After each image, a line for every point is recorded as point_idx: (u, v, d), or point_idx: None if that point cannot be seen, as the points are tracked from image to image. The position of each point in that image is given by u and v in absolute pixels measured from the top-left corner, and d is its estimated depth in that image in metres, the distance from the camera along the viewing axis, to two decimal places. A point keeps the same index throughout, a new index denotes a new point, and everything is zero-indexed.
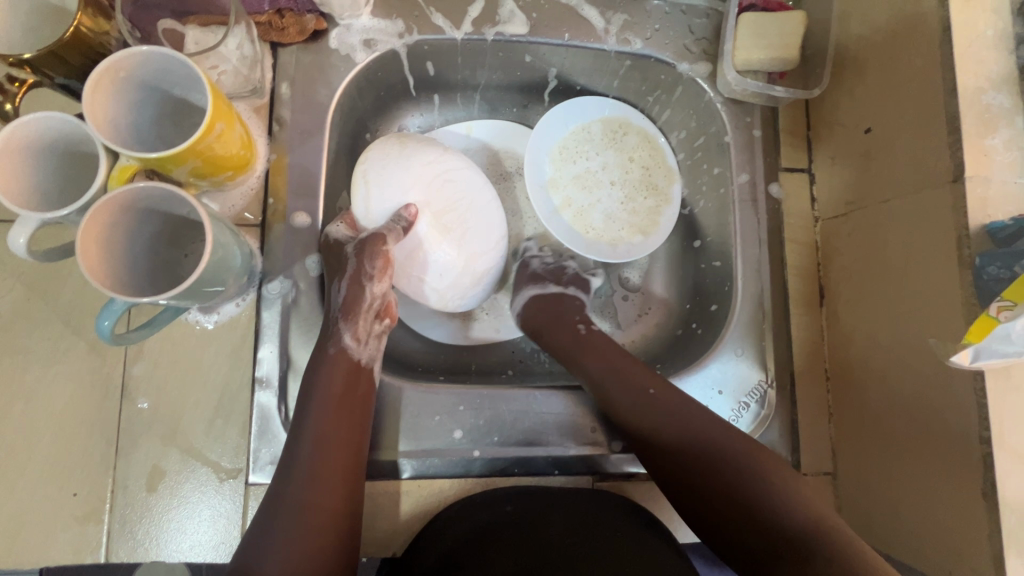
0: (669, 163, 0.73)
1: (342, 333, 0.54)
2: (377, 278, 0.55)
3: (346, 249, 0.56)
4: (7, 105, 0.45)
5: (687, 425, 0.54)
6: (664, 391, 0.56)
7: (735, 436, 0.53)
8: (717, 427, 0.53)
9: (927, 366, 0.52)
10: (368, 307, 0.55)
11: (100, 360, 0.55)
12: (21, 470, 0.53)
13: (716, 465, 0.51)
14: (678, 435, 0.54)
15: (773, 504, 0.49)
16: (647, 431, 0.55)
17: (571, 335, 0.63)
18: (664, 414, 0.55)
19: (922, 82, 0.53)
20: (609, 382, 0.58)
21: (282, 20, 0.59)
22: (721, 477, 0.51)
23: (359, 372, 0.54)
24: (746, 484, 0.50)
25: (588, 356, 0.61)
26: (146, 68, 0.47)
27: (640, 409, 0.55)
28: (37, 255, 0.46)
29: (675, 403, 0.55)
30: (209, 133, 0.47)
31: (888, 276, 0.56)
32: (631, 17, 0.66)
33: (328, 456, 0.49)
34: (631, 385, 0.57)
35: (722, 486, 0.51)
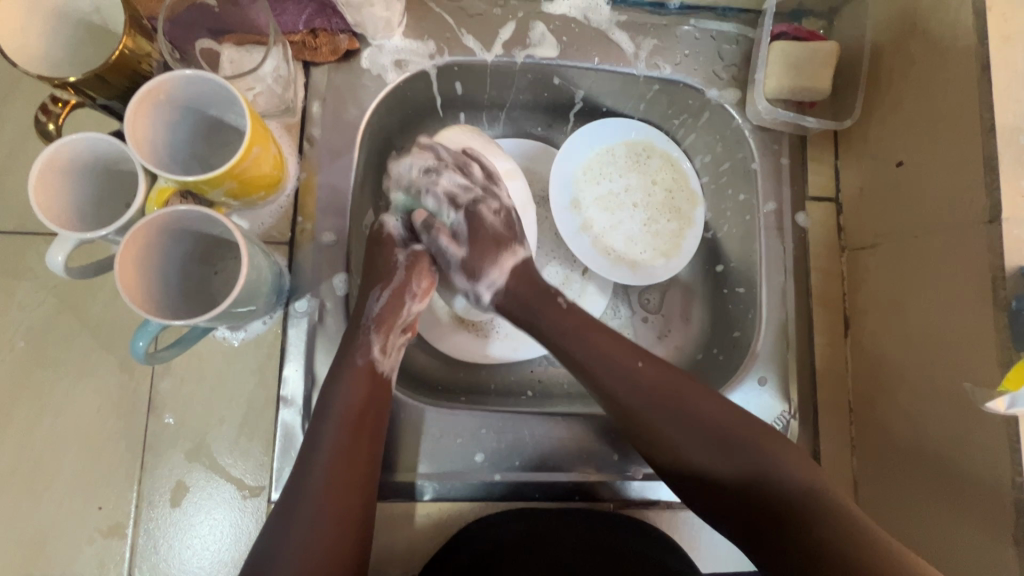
0: (694, 187, 0.73)
1: (372, 344, 0.55)
2: (420, 297, 0.60)
3: (397, 254, 0.60)
4: (49, 125, 0.47)
5: (745, 445, 0.50)
6: (710, 407, 0.52)
7: (791, 454, 0.49)
8: (771, 444, 0.50)
9: (959, 404, 0.51)
10: (402, 319, 0.58)
11: (128, 374, 0.56)
12: (48, 482, 0.54)
13: (782, 488, 0.47)
14: (737, 466, 0.49)
15: (840, 529, 0.45)
16: (701, 467, 0.50)
17: (612, 368, 0.54)
18: (713, 435, 0.51)
19: (958, 119, 0.53)
20: (654, 402, 0.52)
21: (316, 40, 0.59)
22: (789, 500, 0.47)
23: (382, 383, 0.54)
24: (807, 506, 0.46)
25: (624, 379, 0.54)
26: (186, 90, 0.47)
27: (686, 438, 0.51)
28: (75, 273, 0.46)
29: (727, 420, 0.51)
30: (247, 156, 0.48)
31: (919, 311, 0.56)
32: (661, 42, 0.66)
33: (334, 470, 0.48)
34: (678, 404, 0.52)
35: (784, 512, 0.47)
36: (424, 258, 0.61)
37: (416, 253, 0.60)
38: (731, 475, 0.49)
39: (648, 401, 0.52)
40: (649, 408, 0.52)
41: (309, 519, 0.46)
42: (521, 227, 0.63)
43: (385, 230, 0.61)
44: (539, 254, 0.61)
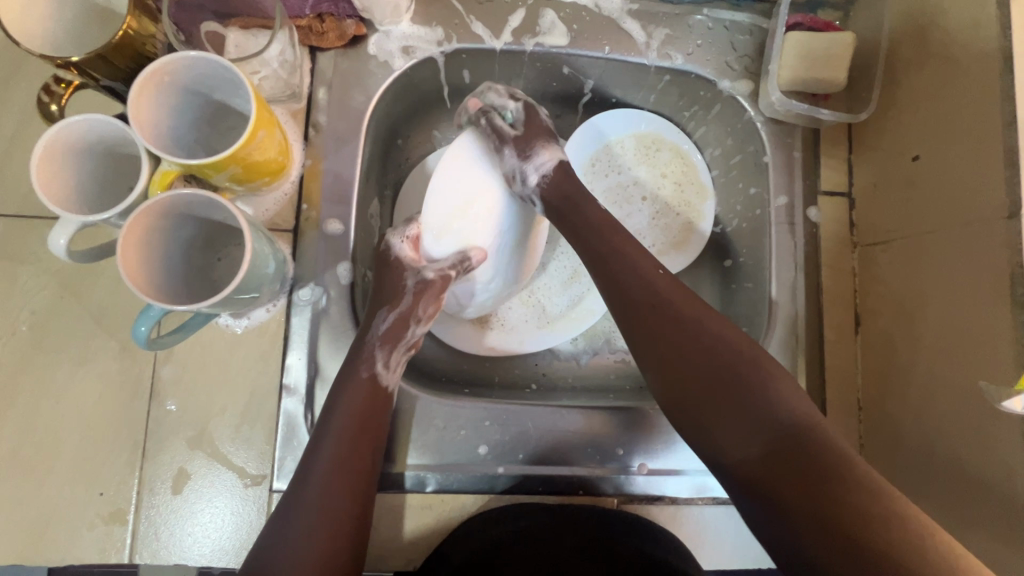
0: (703, 179, 0.72)
1: (376, 360, 0.54)
2: (425, 321, 0.58)
3: (407, 279, 0.57)
4: (53, 106, 0.46)
5: (743, 375, 0.47)
6: (711, 333, 0.50)
7: (789, 386, 0.46)
8: (772, 376, 0.47)
9: (973, 404, 0.51)
10: (406, 340, 0.56)
11: (130, 360, 0.55)
12: (49, 467, 0.54)
13: (766, 413, 0.45)
14: (725, 385, 0.47)
15: (811, 453, 0.42)
16: (691, 382, 0.49)
17: (631, 269, 0.54)
18: (715, 358, 0.49)
19: (977, 112, 0.52)
20: (658, 315, 0.52)
21: (322, 25, 0.59)
22: (771, 425, 0.44)
23: (384, 397, 0.54)
24: (796, 435, 0.43)
25: (632, 279, 0.54)
26: (189, 71, 0.47)
27: (691, 350, 0.50)
28: (76, 256, 0.45)
29: (730, 347, 0.49)
30: (251, 140, 0.47)
31: (932, 308, 0.55)
32: (673, 31, 0.65)
33: (335, 472, 0.48)
34: (678, 319, 0.51)
35: (765, 436, 0.44)
36: (436, 284, 0.57)
37: (426, 280, 0.57)
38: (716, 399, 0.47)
39: (653, 302, 0.52)
40: (650, 306, 0.52)
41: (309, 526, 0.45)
42: (554, 176, 0.59)
43: (393, 253, 0.58)
44: (571, 202, 0.58)
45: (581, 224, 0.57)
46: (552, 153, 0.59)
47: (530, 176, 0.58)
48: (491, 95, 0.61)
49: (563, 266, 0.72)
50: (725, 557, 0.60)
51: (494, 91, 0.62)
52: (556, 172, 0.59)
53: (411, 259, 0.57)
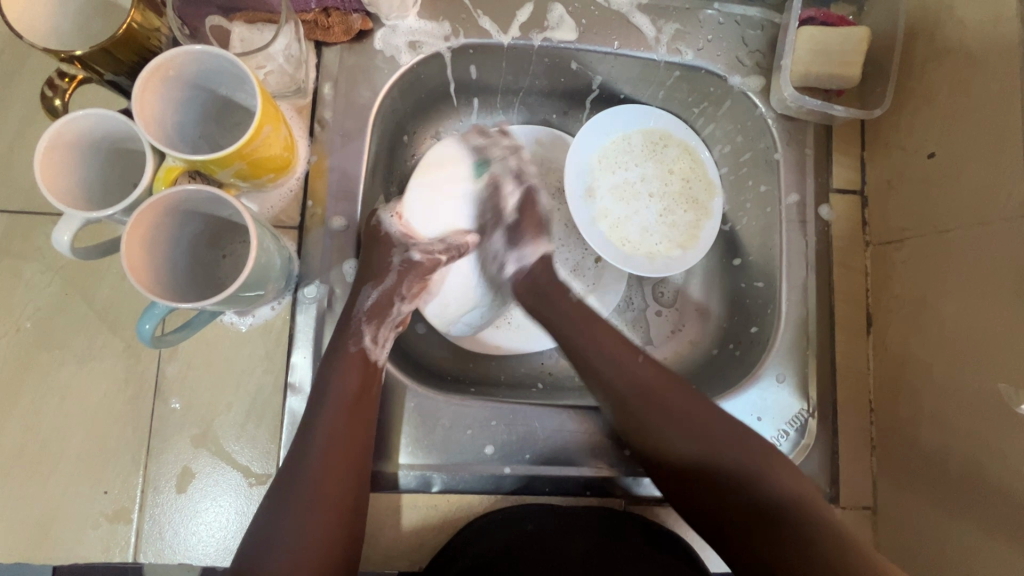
0: (712, 176, 0.71)
1: (364, 333, 0.54)
2: (410, 299, 0.59)
3: (394, 256, 0.58)
4: (56, 101, 0.46)
5: (734, 453, 0.50)
6: (702, 410, 0.52)
7: (776, 458, 0.50)
8: (764, 452, 0.50)
9: (990, 406, 0.50)
10: (393, 317, 0.57)
11: (135, 358, 0.55)
12: (54, 465, 0.53)
13: (760, 492, 0.48)
14: (717, 468, 0.50)
15: (804, 530, 0.46)
16: (682, 468, 0.50)
17: (613, 360, 0.55)
18: (703, 444, 0.50)
19: (996, 109, 0.51)
20: (644, 404, 0.53)
21: (328, 19, 0.58)
22: (767, 507, 0.47)
23: (374, 371, 0.54)
24: (788, 513, 0.47)
25: (618, 373, 0.54)
26: (195, 66, 0.46)
27: (679, 438, 0.51)
28: (81, 253, 0.45)
29: (720, 428, 0.51)
30: (256, 135, 0.46)
31: (948, 308, 0.54)
32: (684, 26, 0.64)
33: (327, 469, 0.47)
34: (664, 407, 0.52)
35: (761, 518, 0.47)
36: (417, 270, 0.59)
37: (411, 261, 0.59)
38: (712, 483, 0.49)
39: (635, 393, 0.53)
40: (634, 398, 0.53)
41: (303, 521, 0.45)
42: (534, 268, 0.62)
43: (383, 228, 0.59)
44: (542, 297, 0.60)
45: (562, 312, 0.59)
46: (538, 246, 0.63)
47: (510, 265, 0.63)
48: (504, 169, 0.66)
49: (568, 258, 0.72)
50: None
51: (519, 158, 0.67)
52: (534, 266, 0.62)
53: (399, 237, 0.60)
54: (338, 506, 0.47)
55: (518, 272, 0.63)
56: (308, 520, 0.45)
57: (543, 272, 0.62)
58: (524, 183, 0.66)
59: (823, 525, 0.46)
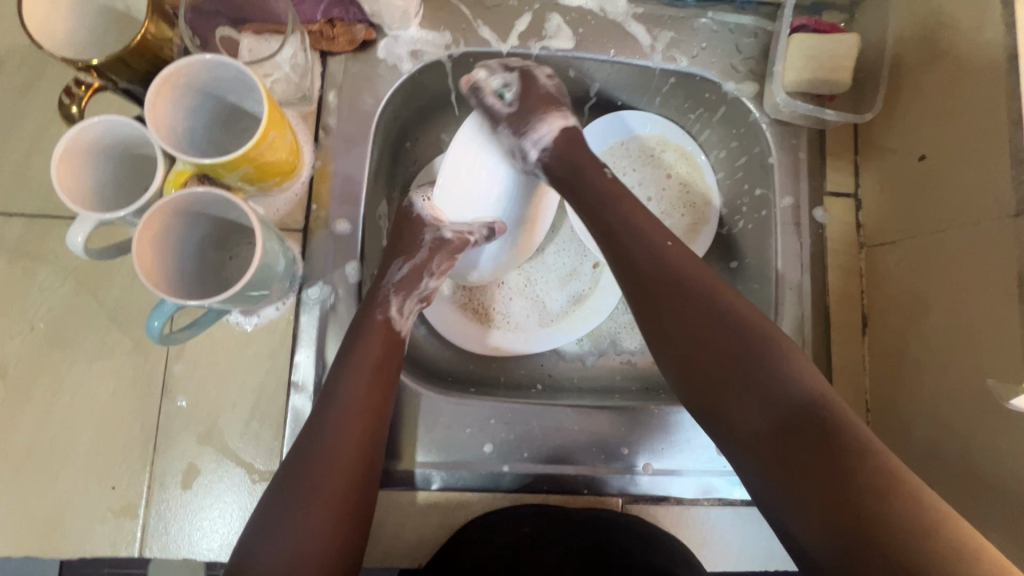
0: (709, 180, 0.72)
1: (390, 304, 0.56)
2: (437, 275, 0.60)
3: (424, 234, 0.60)
4: (73, 108, 0.48)
5: (756, 349, 0.47)
6: (727, 302, 0.50)
7: (800, 360, 0.47)
8: (789, 353, 0.47)
9: (982, 405, 0.50)
10: (421, 291, 0.59)
11: (143, 357, 0.57)
12: (63, 461, 0.55)
13: (776, 382, 0.45)
14: (734, 358, 0.48)
15: (819, 423, 0.42)
16: (697, 353, 0.49)
17: (638, 237, 0.55)
18: (726, 330, 0.49)
19: (983, 112, 0.52)
20: (665, 291, 0.52)
21: (333, 30, 0.60)
22: (784, 397, 0.44)
23: (399, 342, 0.55)
24: (802, 408, 0.43)
25: (643, 249, 0.54)
26: (204, 74, 0.48)
27: (701, 324, 0.50)
28: (93, 253, 0.47)
29: (741, 319, 0.49)
30: (263, 140, 0.48)
31: (941, 307, 0.55)
32: (678, 34, 0.66)
33: (335, 462, 0.47)
34: (684, 289, 0.52)
35: (770, 407, 0.44)
36: (450, 245, 0.61)
37: (443, 239, 0.60)
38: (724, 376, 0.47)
39: (662, 275, 0.53)
40: (658, 276, 0.53)
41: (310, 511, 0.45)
42: (558, 142, 0.61)
43: (415, 209, 0.62)
44: (575, 171, 0.60)
45: (600, 189, 0.58)
46: (557, 119, 0.62)
47: (532, 151, 0.62)
48: (486, 98, 0.61)
49: (564, 263, 0.73)
50: (731, 559, 0.60)
51: (486, 67, 0.62)
52: (557, 142, 0.61)
53: (432, 219, 0.61)
54: (348, 498, 0.46)
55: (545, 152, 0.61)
56: (314, 511, 0.45)
57: (569, 141, 0.61)
58: (501, 116, 0.62)
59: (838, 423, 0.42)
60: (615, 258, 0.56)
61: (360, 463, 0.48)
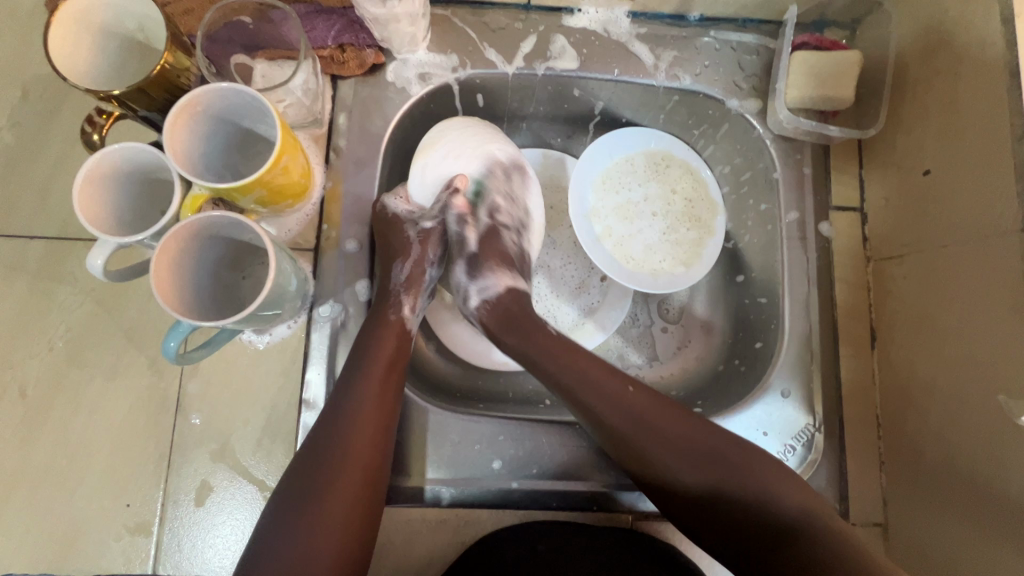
0: (714, 195, 0.73)
1: (402, 304, 0.57)
2: (437, 264, 0.62)
3: (408, 231, 0.60)
4: (94, 135, 0.49)
5: (734, 467, 0.49)
6: (684, 427, 0.50)
7: (770, 463, 0.50)
8: (752, 454, 0.50)
9: (994, 420, 0.50)
10: (426, 286, 0.60)
11: (158, 375, 0.58)
12: (79, 479, 0.56)
13: (758, 500, 0.48)
14: (717, 483, 0.49)
15: (818, 540, 0.46)
16: (687, 489, 0.49)
17: (592, 387, 0.52)
18: (698, 450, 0.50)
19: (986, 128, 0.52)
20: (638, 434, 0.50)
21: (343, 54, 0.62)
22: (778, 521, 0.47)
23: (410, 339, 0.57)
24: (812, 529, 0.46)
25: (613, 410, 0.51)
26: (219, 102, 0.49)
27: (677, 455, 0.49)
28: (113, 276, 0.48)
29: (703, 440, 0.50)
30: (276, 165, 0.49)
31: (950, 322, 0.54)
32: (681, 53, 0.67)
33: (342, 474, 0.47)
34: (651, 426, 0.51)
35: (784, 535, 0.46)
36: (437, 234, 0.62)
37: (427, 230, 0.61)
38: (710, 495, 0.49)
39: (632, 428, 0.51)
40: (629, 434, 0.51)
41: (316, 524, 0.45)
42: (500, 297, 0.58)
43: (389, 210, 0.60)
44: (517, 323, 0.56)
45: (566, 379, 0.53)
46: (501, 276, 0.59)
47: (473, 297, 0.59)
48: (498, 194, 0.63)
49: (573, 275, 0.73)
50: None
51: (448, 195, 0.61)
52: (500, 300, 0.58)
53: (405, 213, 0.61)
54: (354, 509, 0.47)
55: (485, 302, 0.59)
56: (320, 522, 0.45)
57: (512, 304, 0.58)
58: (495, 221, 0.62)
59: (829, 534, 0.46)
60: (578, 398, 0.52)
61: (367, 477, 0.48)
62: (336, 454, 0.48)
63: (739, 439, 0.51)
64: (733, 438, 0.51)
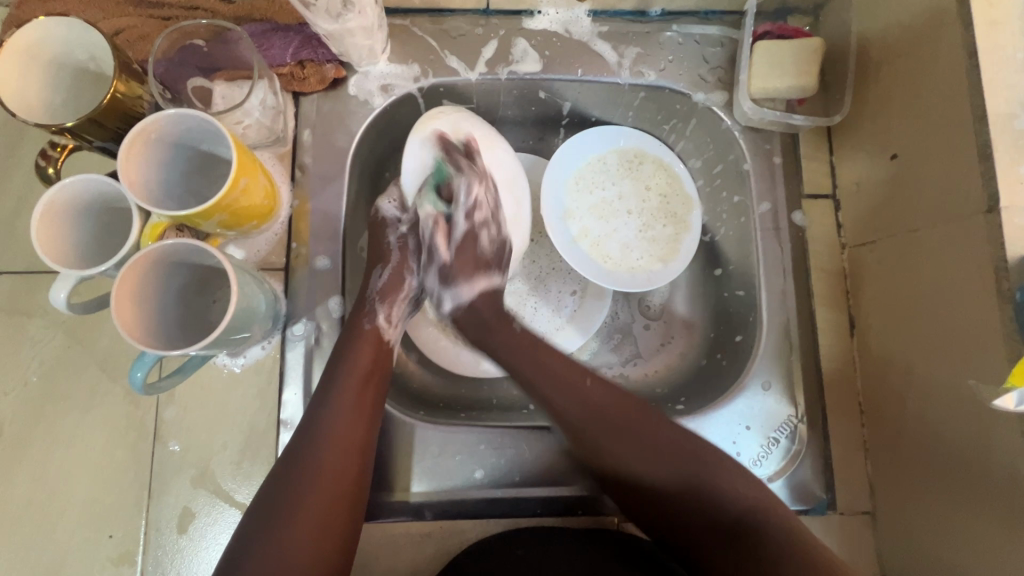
0: (689, 189, 0.72)
1: (378, 313, 0.58)
2: (420, 272, 0.62)
3: (389, 237, 0.62)
4: (50, 169, 0.49)
5: (660, 437, 0.52)
6: (635, 412, 0.53)
7: (736, 471, 0.50)
8: (722, 467, 0.50)
9: (969, 406, 0.49)
10: (405, 294, 0.61)
11: (135, 404, 0.57)
12: (60, 512, 0.55)
13: (709, 509, 0.48)
14: (664, 455, 0.51)
15: (681, 462, 0.50)
16: (599, 412, 0.53)
17: (563, 388, 0.54)
18: (666, 456, 0.51)
19: (948, 108, 0.51)
20: (594, 421, 0.53)
21: (304, 71, 0.61)
22: (723, 519, 0.48)
23: (387, 350, 0.57)
24: (701, 477, 0.49)
25: (579, 404, 0.54)
26: (175, 128, 0.49)
27: (637, 454, 0.51)
28: (76, 308, 0.48)
29: (675, 441, 0.51)
30: (233, 188, 0.49)
31: (926, 305, 0.54)
32: (644, 49, 0.67)
33: (322, 487, 0.47)
34: (627, 428, 0.52)
35: (660, 453, 0.51)
36: (413, 238, 0.63)
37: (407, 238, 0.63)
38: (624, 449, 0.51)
39: (589, 416, 0.53)
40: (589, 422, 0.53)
41: (285, 544, 0.44)
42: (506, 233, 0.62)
43: (381, 214, 0.63)
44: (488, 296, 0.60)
45: (602, 415, 0.53)
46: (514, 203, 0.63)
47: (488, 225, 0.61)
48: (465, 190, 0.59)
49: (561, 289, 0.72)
50: None
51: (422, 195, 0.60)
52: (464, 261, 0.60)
53: (394, 215, 0.63)
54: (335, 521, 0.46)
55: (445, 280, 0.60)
56: (303, 526, 0.45)
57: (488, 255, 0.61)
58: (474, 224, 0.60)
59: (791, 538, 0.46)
60: (591, 434, 0.53)
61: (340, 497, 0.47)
62: (309, 469, 0.47)
63: (705, 444, 0.52)
64: (696, 443, 0.51)
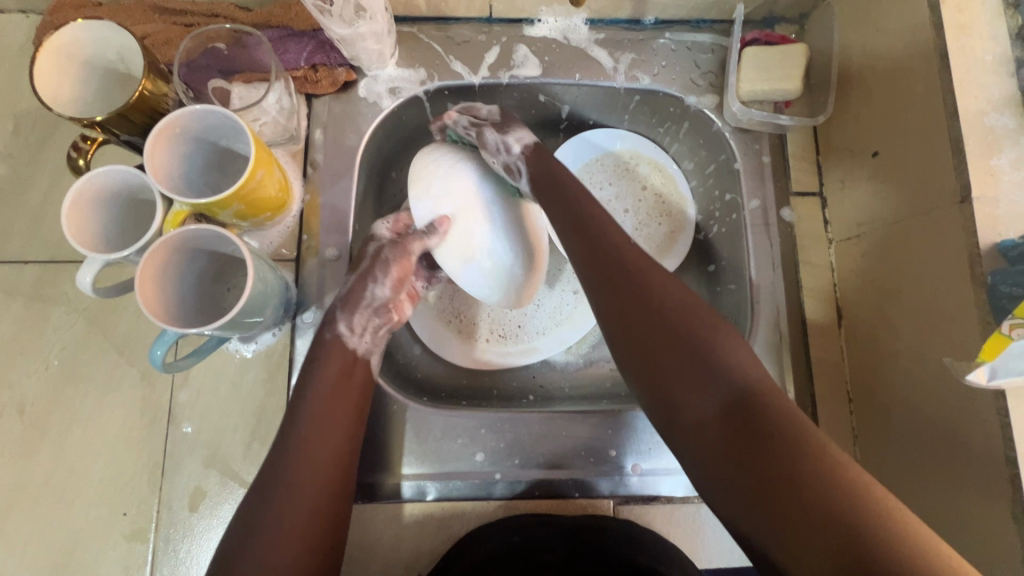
0: (683, 189, 0.75)
1: (338, 321, 0.57)
2: (387, 285, 0.60)
3: (370, 247, 0.61)
4: (80, 160, 0.53)
5: (677, 325, 0.48)
6: (657, 277, 0.52)
7: (742, 354, 0.46)
8: (735, 347, 0.47)
9: (947, 387, 0.52)
10: (367, 304, 0.58)
11: (150, 388, 0.60)
12: (76, 491, 0.58)
13: (714, 387, 0.45)
14: (684, 331, 0.48)
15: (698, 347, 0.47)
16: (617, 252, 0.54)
17: (602, 227, 0.56)
18: (679, 316, 0.49)
19: (924, 106, 0.54)
20: (620, 263, 0.53)
21: (316, 74, 0.65)
22: (730, 384, 0.44)
23: (348, 356, 0.55)
24: (722, 356, 0.46)
25: (612, 246, 0.55)
26: (197, 123, 0.52)
27: (670, 299, 0.50)
28: (100, 291, 0.51)
29: (689, 316, 0.49)
30: (251, 178, 0.52)
31: (908, 293, 0.56)
32: (638, 55, 0.70)
33: (314, 463, 0.48)
34: (646, 288, 0.51)
35: (684, 311, 0.49)
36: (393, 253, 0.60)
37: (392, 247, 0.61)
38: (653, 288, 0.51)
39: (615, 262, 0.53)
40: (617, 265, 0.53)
41: (269, 539, 0.44)
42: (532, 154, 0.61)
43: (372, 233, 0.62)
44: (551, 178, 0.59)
45: (628, 261, 0.53)
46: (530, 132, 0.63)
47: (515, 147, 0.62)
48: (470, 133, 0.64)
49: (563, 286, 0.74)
50: (724, 553, 0.60)
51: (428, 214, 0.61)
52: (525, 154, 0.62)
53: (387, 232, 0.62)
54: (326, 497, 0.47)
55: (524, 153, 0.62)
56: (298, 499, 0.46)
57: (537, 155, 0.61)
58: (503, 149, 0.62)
59: (793, 424, 0.41)
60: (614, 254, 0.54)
61: (330, 492, 0.47)
62: (295, 465, 0.47)
63: (725, 329, 0.48)
64: (716, 322, 0.49)
